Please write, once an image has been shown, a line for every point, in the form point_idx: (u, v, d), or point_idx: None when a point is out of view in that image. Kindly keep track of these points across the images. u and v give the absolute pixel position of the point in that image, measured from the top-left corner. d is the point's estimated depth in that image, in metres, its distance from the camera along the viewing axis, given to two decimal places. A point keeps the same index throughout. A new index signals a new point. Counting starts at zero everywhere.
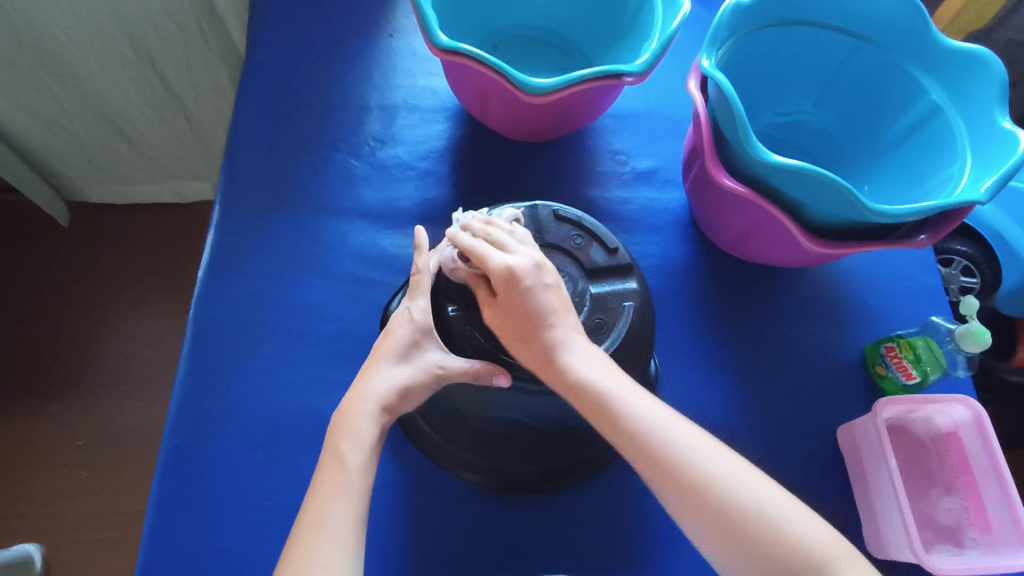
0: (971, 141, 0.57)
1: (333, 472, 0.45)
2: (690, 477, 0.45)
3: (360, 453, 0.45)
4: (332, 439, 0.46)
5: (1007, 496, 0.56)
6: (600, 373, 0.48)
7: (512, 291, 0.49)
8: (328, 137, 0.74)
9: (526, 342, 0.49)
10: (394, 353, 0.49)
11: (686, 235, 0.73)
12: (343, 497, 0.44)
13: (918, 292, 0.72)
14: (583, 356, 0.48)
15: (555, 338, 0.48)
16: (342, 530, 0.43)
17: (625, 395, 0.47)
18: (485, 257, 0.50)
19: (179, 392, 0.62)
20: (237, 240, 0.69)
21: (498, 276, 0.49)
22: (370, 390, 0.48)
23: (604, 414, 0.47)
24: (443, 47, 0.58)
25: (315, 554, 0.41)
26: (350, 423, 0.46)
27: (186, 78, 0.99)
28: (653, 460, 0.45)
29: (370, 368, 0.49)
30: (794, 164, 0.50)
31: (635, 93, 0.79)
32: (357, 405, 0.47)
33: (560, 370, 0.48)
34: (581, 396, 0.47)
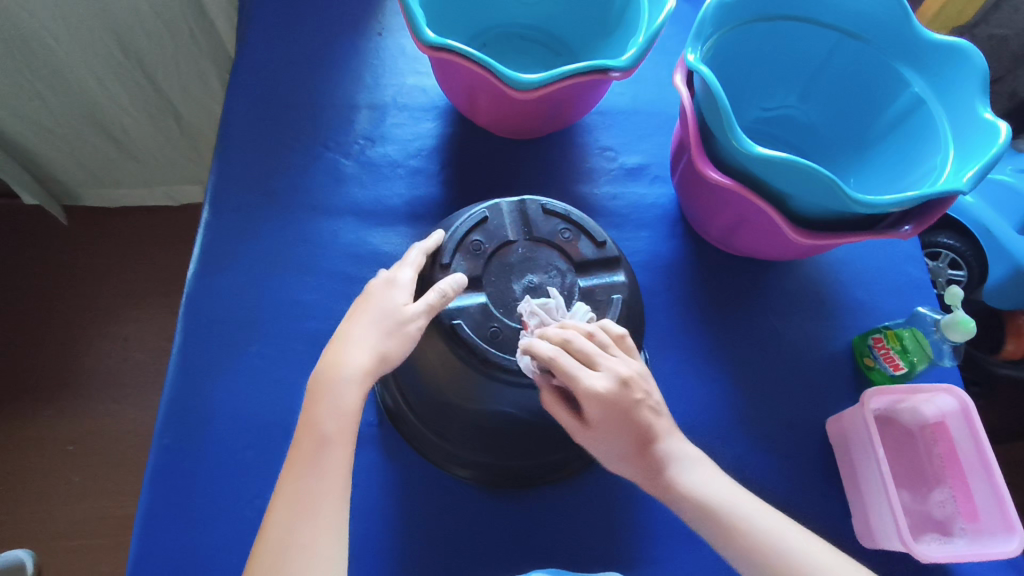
0: (955, 134, 0.58)
1: (310, 447, 0.45)
2: (776, 561, 0.46)
3: (336, 421, 0.45)
4: (309, 412, 0.46)
5: (993, 483, 0.57)
6: (696, 472, 0.50)
7: (614, 412, 0.49)
8: (317, 136, 0.74)
9: (634, 462, 0.50)
10: (371, 313, 0.50)
11: (675, 230, 0.73)
12: (321, 475, 0.44)
13: (904, 283, 0.72)
14: (693, 470, 0.50)
15: (665, 455, 0.50)
16: (320, 506, 0.43)
17: (711, 484, 0.50)
18: (576, 378, 0.48)
19: (170, 391, 0.62)
20: (227, 239, 0.69)
21: (592, 402, 0.48)
22: (346, 351, 0.48)
23: (719, 527, 0.48)
24: (430, 44, 0.58)
25: (295, 534, 0.42)
26: (326, 392, 0.46)
27: (176, 79, 0.98)
28: (745, 548, 0.47)
29: (345, 330, 0.49)
30: (778, 156, 0.51)
31: (623, 90, 0.79)
32: (333, 366, 0.47)
33: (673, 488, 0.49)
34: (694, 512, 0.49)
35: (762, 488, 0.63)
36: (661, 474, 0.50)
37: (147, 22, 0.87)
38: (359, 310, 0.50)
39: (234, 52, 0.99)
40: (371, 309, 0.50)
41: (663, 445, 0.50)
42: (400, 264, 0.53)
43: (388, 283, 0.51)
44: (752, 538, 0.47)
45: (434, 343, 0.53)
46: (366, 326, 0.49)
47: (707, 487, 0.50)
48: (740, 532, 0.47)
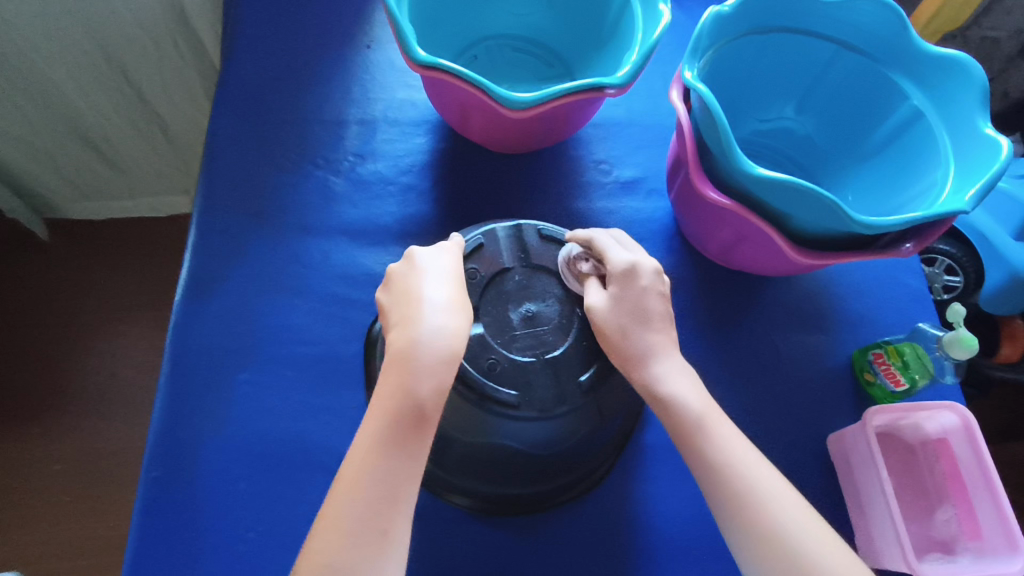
0: (955, 149, 0.57)
1: (398, 421, 0.43)
2: (734, 484, 0.45)
3: (428, 386, 0.44)
4: (395, 384, 0.44)
5: (997, 500, 0.57)
6: (674, 374, 0.49)
7: (623, 299, 0.50)
8: (306, 153, 0.73)
9: (623, 341, 0.49)
10: (437, 277, 0.49)
11: (672, 244, 0.72)
12: (407, 457, 0.43)
13: (903, 296, 0.72)
14: (673, 371, 0.49)
15: (650, 346, 0.49)
16: (406, 487, 0.42)
17: (690, 389, 0.48)
18: (606, 250, 0.52)
19: (159, 422, 0.60)
20: (215, 262, 0.67)
21: (618, 269, 0.51)
22: (429, 312, 0.46)
23: (683, 425, 0.47)
24: (421, 63, 0.56)
25: (374, 519, 0.41)
26: (411, 361, 0.44)
27: (161, 89, 0.96)
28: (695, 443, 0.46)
29: (419, 293, 0.47)
30: (779, 177, 0.50)
31: (618, 102, 0.78)
32: (423, 330, 0.45)
33: (649, 378, 0.48)
34: (666, 410, 0.48)
35: None
36: (640, 366, 0.49)
37: (130, 34, 0.85)
38: (422, 274, 0.49)
39: (219, 63, 0.97)
40: (440, 273, 0.49)
41: (650, 342, 0.49)
42: (439, 242, 0.53)
43: (440, 251, 0.52)
44: (717, 456, 0.46)
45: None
46: (443, 289, 0.48)
47: (685, 393, 0.48)
48: (723, 469, 0.45)
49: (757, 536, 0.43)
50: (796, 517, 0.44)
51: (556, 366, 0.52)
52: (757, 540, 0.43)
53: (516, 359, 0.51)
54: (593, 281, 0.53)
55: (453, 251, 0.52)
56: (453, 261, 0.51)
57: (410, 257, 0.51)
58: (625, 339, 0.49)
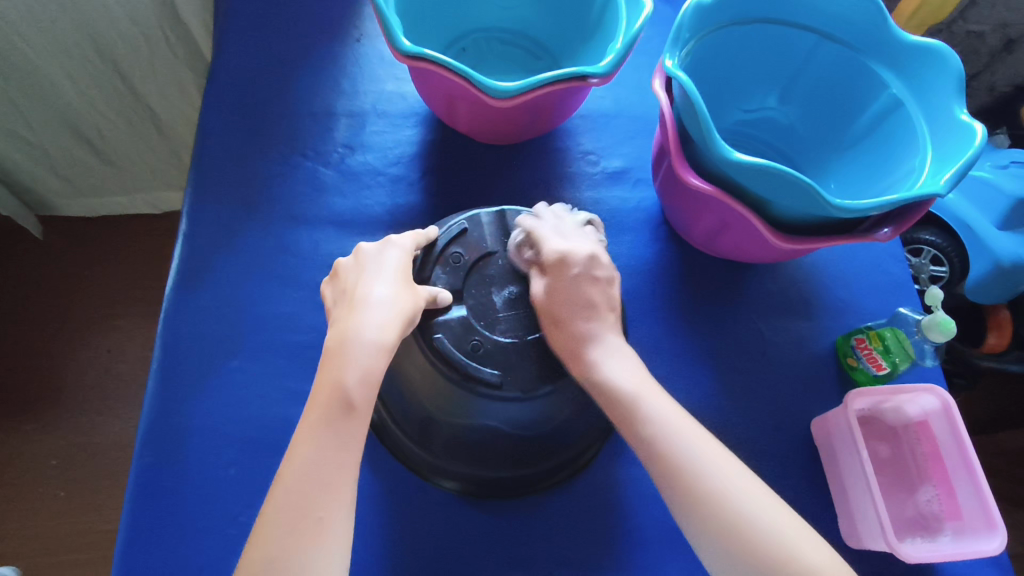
0: (933, 135, 0.58)
1: (329, 413, 0.43)
2: (664, 449, 0.46)
3: (356, 377, 0.44)
4: (327, 377, 0.45)
5: (975, 481, 0.58)
6: (615, 363, 0.50)
7: (557, 287, 0.52)
8: (297, 145, 0.74)
9: (559, 327, 0.51)
10: (376, 275, 0.50)
11: (658, 233, 0.73)
12: (340, 446, 0.43)
13: (887, 283, 0.73)
14: (615, 359, 0.50)
15: (588, 331, 0.51)
16: (337, 474, 0.42)
17: (633, 379, 0.49)
18: (541, 239, 0.54)
19: (150, 409, 0.60)
20: (206, 252, 0.68)
21: (549, 257, 0.53)
22: (361, 307, 0.47)
23: (626, 415, 0.48)
24: (406, 52, 0.57)
25: (310, 507, 0.41)
26: (339, 355, 0.45)
27: (154, 85, 0.97)
28: (632, 414, 0.47)
29: (356, 291, 0.48)
30: (757, 161, 0.51)
31: (604, 94, 0.79)
32: (356, 323, 0.46)
33: (587, 361, 0.50)
34: (607, 397, 0.49)
35: None
36: (581, 350, 0.50)
37: (123, 30, 0.86)
38: (363, 273, 0.50)
39: (211, 58, 0.97)
40: (381, 269, 0.50)
41: (596, 328, 0.51)
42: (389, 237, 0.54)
43: (384, 247, 0.52)
44: (647, 421, 0.47)
45: (417, 359, 0.53)
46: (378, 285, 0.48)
47: (630, 385, 0.49)
48: (659, 440, 0.46)
49: (699, 510, 0.44)
50: (781, 540, 0.42)
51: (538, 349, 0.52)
52: (700, 515, 0.44)
53: (499, 340, 0.52)
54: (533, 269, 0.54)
55: (397, 244, 0.52)
56: (397, 256, 0.51)
57: (357, 255, 0.52)
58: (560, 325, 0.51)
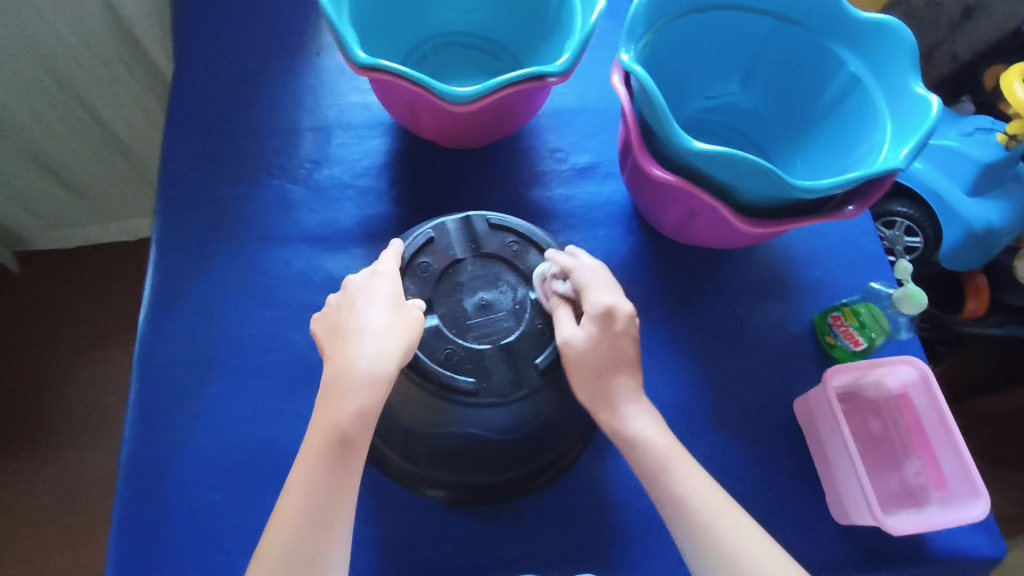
0: (892, 109, 0.58)
1: (325, 454, 0.45)
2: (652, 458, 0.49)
3: (351, 415, 0.45)
4: (323, 415, 0.46)
5: (957, 449, 0.59)
6: (639, 414, 0.50)
7: (601, 341, 0.51)
8: (262, 164, 0.74)
9: (597, 380, 0.51)
10: (367, 305, 0.49)
11: (630, 225, 0.74)
12: (335, 485, 0.44)
13: (860, 258, 0.74)
14: (644, 417, 0.50)
15: (623, 390, 0.50)
16: (335, 517, 0.44)
17: (645, 415, 0.51)
18: (588, 291, 0.52)
19: (131, 441, 0.60)
20: (178, 277, 0.67)
21: (595, 310, 0.52)
22: (357, 342, 0.47)
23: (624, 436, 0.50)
24: (362, 64, 0.57)
25: (303, 551, 0.43)
26: (337, 395, 0.46)
27: (117, 110, 0.96)
28: (625, 435, 0.50)
29: (350, 325, 0.48)
30: (716, 149, 0.51)
31: (568, 90, 0.79)
32: (352, 358, 0.46)
33: (621, 419, 0.50)
34: (635, 449, 0.50)
35: (737, 476, 0.63)
36: (614, 411, 0.50)
37: (80, 57, 0.85)
38: (355, 304, 0.50)
39: (171, 78, 0.96)
40: (371, 298, 0.50)
41: (622, 387, 0.51)
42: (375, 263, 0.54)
43: (372, 276, 0.52)
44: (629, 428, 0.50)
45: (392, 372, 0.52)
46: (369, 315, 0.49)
47: (652, 434, 0.50)
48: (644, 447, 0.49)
49: (678, 509, 0.48)
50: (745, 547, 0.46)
51: (512, 352, 0.52)
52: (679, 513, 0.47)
53: (471, 347, 0.52)
54: (565, 309, 0.53)
55: (386, 271, 0.52)
56: (386, 282, 0.51)
57: (346, 286, 0.52)
58: (604, 377, 0.50)
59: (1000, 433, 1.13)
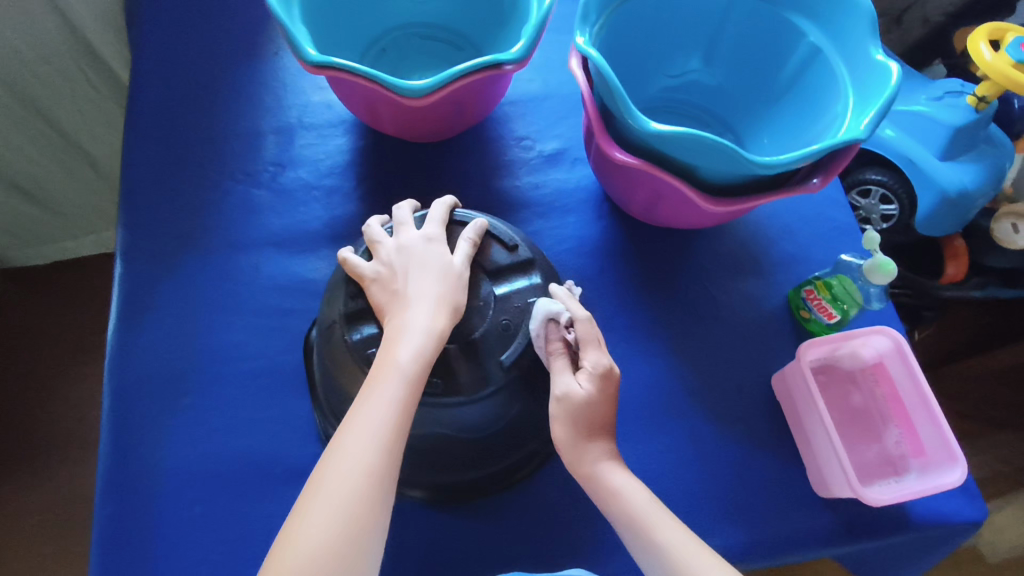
0: (852, 78, 0.58)
1: (373, 411, 0.44)
2: (622, 509, 0.49)
3: (415, 350, 0.46)
4: (386, 350, 0.47)
5: (933, 416, 0.59)
6: (615, 469, 0.51)
7: (595, 399, 0.50)
8: (225, 169, 0.72)
9: (580, 436, 0.50)
10: (420, 270, 0.50)
11: (601, 210, 0.73)
12: (398, 406, 0.45)
13: (832, 230, 0.74)
14: (622, 476, 0.51)
15: (601, 448, 0.51)
16: (382, 487, 0.43)
17: (618, 471, 0.51)
18: (594, 350, 0.51)
19: (107, 458, 0.60)
20: (145, 290, 0.66)
21: (599, 370, 0.50)
22: (414, 304, 0.49)
23: (597, 485, 0.50)
24: (313, 63, 0.56)
25: (364, 463, 0.43)
26: (395, 342, 0.47)
27: (82, 122, 0.94)
28: (600, 488, 0.50)
29: (404, 290, 0.50)
30: (674, 130, 0.50)
31: (533, 77, 0.79)
32: (407, 319, 0.48)
33: (598, 479, 0.50)
34: (611, 504, 0.50)
35: (719, 455, 0.63)
36: (594, 470, 0.50)
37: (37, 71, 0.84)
38: (406, 268, 0.51)
39: (131, 83, 0.94)
40: (424, 265, 0.51)
41: (601, 448, 0.51)
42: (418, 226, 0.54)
43: (419, 240, 0.52)
44: (598, 480, 0.50)
45: (351, 374, 0.51)
46: (426, 280, 0.50)
47: (625, 487, 0.50)
48: (613, 495, 0.50)
49: (651, 555, 0.47)
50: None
51: (477, 349, 0.51)
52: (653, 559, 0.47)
53: None
54: (564, 360, 0.51)
55: (439, 237, 0.53)
56: (435, 250, 0.52)
57: (390, 248, 0.52)
58: (586, 438, 0.51)
59: (1000, 393, 1.10)
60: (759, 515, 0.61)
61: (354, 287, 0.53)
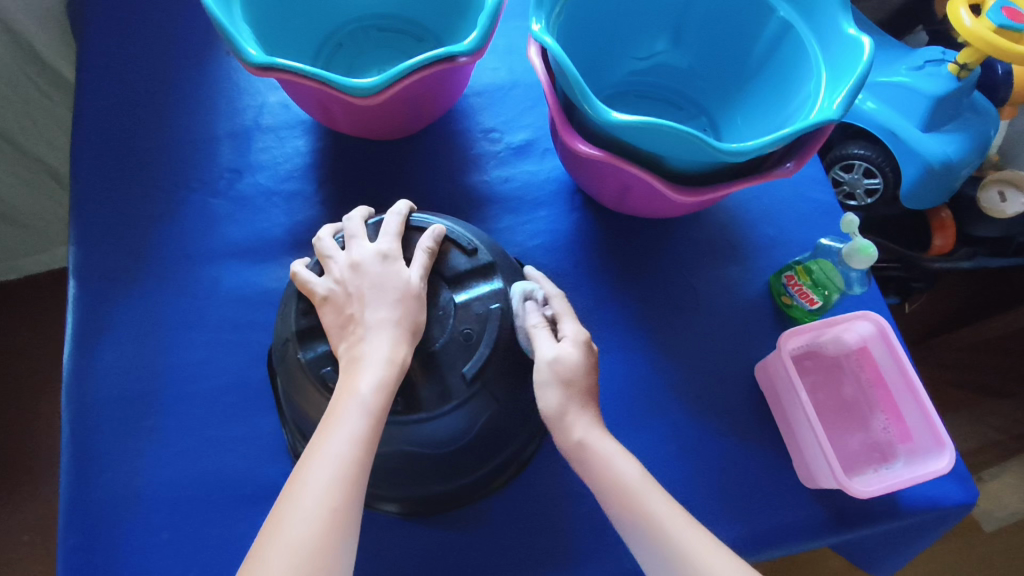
0: (824, 53, 0.55)
1: (331, 451, 0.42)
2: (623, 497, 0.46)
3: (374, 383, 0.44)
4: (343, 386, 0.45)
5: (920, 400, 0.57)
6: (614, 454, 0.47)
7: (575, 374, 0.48)
8: (179, 178, 0.69)
9: (567, 413, 0.47)
10: (375, 293, 0.48)
11: (573, 202, 0.71)
12: (356, 445, 0.42)
13: (812, 210, 0.71)
14: (618, 456, 0.47)
15: (583, 430, 0.47)
16: (345, 525, 0.40)
17: (619, 459, 0.47)
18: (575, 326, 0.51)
19: (68, 487, 0.58)
20: (100, 310, 0.64)
21: (580, 348, 0.49)
22: (370, 332, 0.46)
23: (585, 460, 0.47)
24: (256, 64, 0.52)
25: (321, 509, 0.40)
26: (353, 376, 0.45)
27: (35, 131, 0.90)
28: (599, 478, 0.46)
29: (359, 316, 0.47)
30: (637, 120, 0.47)
31: (498, 66, 0.76)
32: (365, 348, 0.46)
33: (596, 467, 0.47)
34: (612, 491, 0.46)
35: (704, 450, 0.61)
36: (589, 457, 0.47)
37: None
38: (360, 291, 0.48)
39: (77, 83, 0.89)
40: (378, 287, 0.48)
41: (582, 424, 0.48)
42: (372, 242, 0.51)
43: (373, 259, 0.50)
44: (592, 457, 0.47)
45: (310, 396, 0.49)
46: (383, 302, 0.47)
47: (622, 468, 0.47)
48: (608, 479, 0.46)
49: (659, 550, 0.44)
50: None
51: (438, 362, 0.49)
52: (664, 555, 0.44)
53: None
54: (544, 333, 0.50)
55: (395, 252, 0.51)
56: (390, 270, 0.49)
57: (342, 270, 0.50)
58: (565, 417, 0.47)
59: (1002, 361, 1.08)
60: (745, 510, 0.59)
61: (306, 303, 0.51)
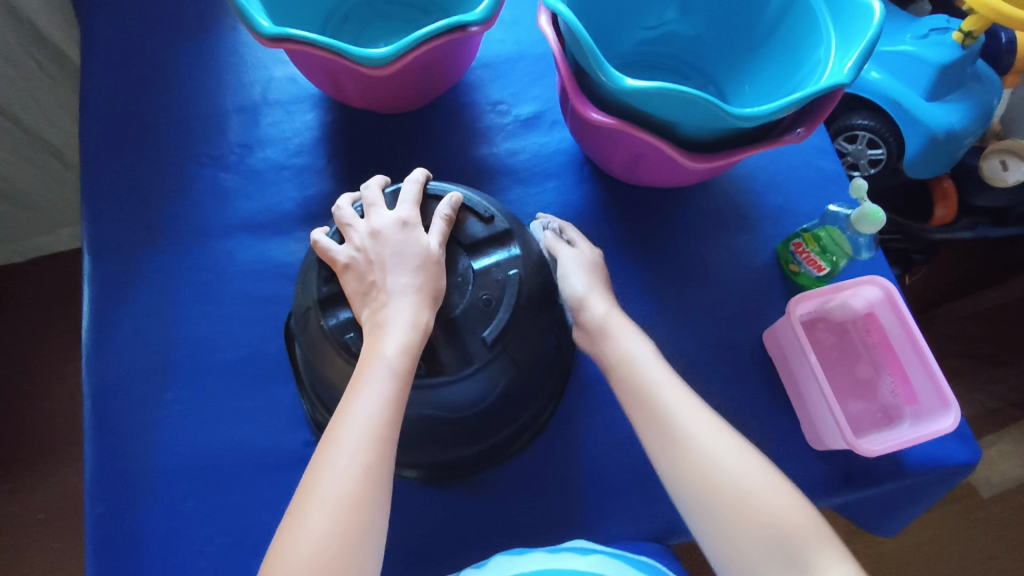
0: (834, 19, 0.55)
1: (361, 410, 0.43)
2: (634, 372, 0.50)
3: (399, 345, 0.45)
4: (369, 349, 0.46)
5: (926, 362, 0.58)
6: (627, 338, 0.53)
7: (589, 266, 0.58)
8: (189, 154, 0.70)
9: (590, 296, 0.55)
10: (396, 260, 0.49)
11: (583, 173, 0.71)
12: (385, 403, 0.43)
13: (819, 179, 0.72)
14: (628, 336, 0.53)
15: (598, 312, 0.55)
16: (377, 481, 0.41)
17: (633, 342, 0.52)
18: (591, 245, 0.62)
19: (92, 458, 0.59)
20: (116, 285, 0.65)
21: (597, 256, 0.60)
22: (394, 297, 0.47)
23: (601, 337, 0.53)
24: (268, 35, 0.52)
25: (353, 464, 0.41)
26: (378, 339, 0.46)
27: (40, 113, 0.90)
28: (613, 354, 0.52)
29: (382, 282, 0.48)
30: (651, 86, 0.47)
31: (504, 37, 0.76)
32: (389, 313, 0.47)
33: (609, 343, 0.52)
34: (621, 363, 0.51)
35: (714, 413, 0.63)
36: (599, 336, 0.53)
37: None
38: (382, 258, 0.49)
39: (80, 62, 0.89)
40: (399, 254, 0.49)
41: (593, 306, 0.55)
42: (390, 211, 0.52)
43: (393, 226, 0.51)
44: (607, 340, 0.53)
45: (333, 364, 0.50)
46: (404, 268, 0.48)
47: (634, 349, 0.52)
48: (617, 355, 0.52)
49: (654, 419, 0.48)
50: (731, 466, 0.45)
51: (459, 327, 0.50)
52: (655, 416, 0.48)
53: None
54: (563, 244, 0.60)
55: (414, 220, 0.51)
56: (409, 237, 0.50)
57: (363, 237, 0.51)
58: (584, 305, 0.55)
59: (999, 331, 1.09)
60: None
61: (327, 272, 0.52)
